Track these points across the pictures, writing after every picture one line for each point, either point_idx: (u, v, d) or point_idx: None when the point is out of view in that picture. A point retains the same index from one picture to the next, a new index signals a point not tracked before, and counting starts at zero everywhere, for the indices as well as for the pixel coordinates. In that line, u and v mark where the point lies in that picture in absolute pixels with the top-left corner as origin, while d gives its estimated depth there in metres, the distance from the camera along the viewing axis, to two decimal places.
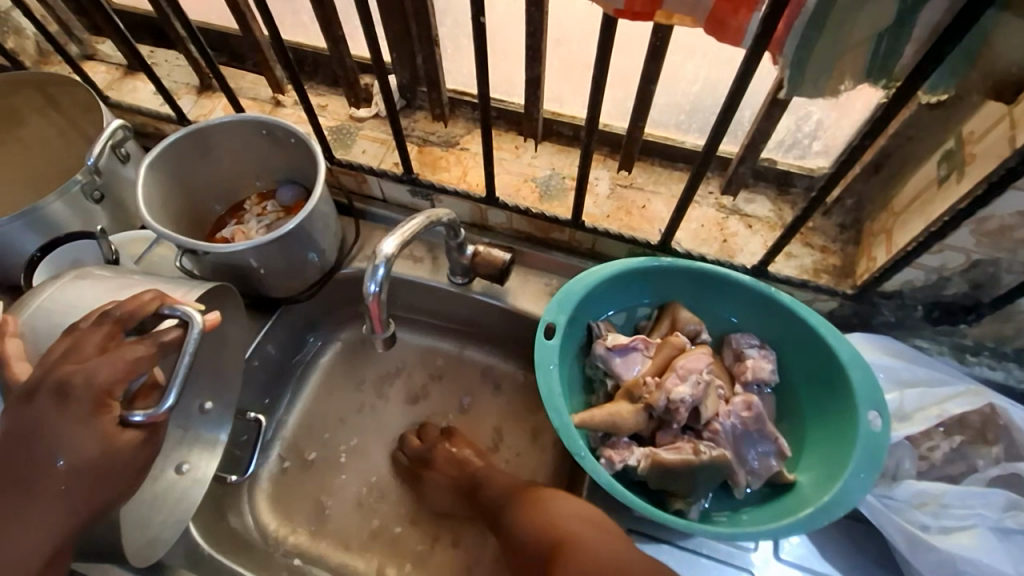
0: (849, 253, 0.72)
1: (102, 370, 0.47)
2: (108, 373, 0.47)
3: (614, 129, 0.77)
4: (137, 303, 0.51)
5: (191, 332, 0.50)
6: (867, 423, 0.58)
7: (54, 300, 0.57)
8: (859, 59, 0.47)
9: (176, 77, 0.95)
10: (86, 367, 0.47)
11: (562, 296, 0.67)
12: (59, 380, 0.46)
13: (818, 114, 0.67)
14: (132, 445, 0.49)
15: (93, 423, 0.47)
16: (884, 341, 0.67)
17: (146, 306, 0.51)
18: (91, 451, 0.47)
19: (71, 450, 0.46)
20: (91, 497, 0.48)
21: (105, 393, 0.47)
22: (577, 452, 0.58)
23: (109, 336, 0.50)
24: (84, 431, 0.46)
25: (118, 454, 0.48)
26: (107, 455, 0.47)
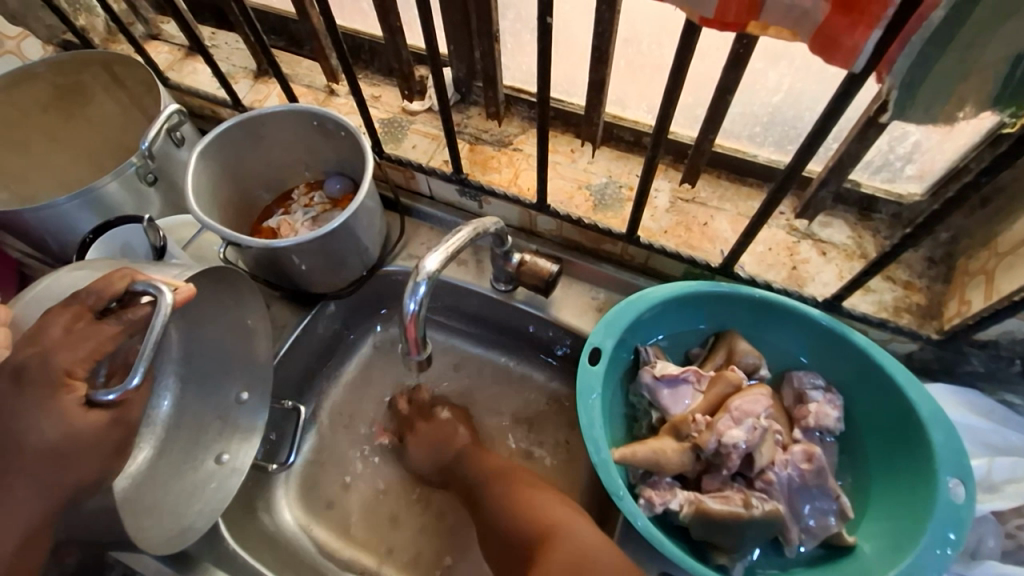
0: (936, 292, 0.64)
1: (60, 352, 0.48)
2: (68, 356, 0.49)
3: (681, 137, 0.71)
4: (106, 284, 0.51)
5: (159, 311, 0.50)
6: (947, 492, 0.52)
7: (54, 288, 0.56)
8: (985, 86, 0.40)
9: (235, 60, 0.95)
10: (42, 351, 0.48)
11: (610, 319, 0.62)
12: (17, 362, 0.48)
13: (915, 136, 0.59)
14: (96, 426, 0.50)
15: (54, 405, 0.48)
16: (971, 396, 0.60)
17: (114, 285, 0.51)
18: (50, 435, 0.48)
19: (33, 434, 0.48)
20: (61, 480, 0.49)
21: (65, 372, 0.49)
22: (615, 492, 0.54)
23: (75, 317, 0.50)
24: (45, 417, 0.48)
25: (82, 433, 0.49)
26: (70, 436, 0.49)
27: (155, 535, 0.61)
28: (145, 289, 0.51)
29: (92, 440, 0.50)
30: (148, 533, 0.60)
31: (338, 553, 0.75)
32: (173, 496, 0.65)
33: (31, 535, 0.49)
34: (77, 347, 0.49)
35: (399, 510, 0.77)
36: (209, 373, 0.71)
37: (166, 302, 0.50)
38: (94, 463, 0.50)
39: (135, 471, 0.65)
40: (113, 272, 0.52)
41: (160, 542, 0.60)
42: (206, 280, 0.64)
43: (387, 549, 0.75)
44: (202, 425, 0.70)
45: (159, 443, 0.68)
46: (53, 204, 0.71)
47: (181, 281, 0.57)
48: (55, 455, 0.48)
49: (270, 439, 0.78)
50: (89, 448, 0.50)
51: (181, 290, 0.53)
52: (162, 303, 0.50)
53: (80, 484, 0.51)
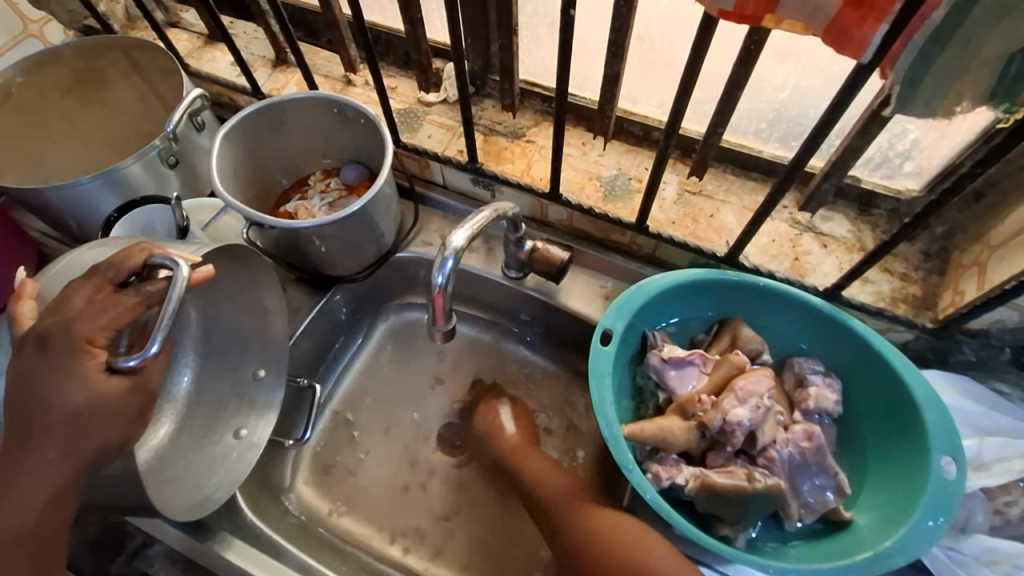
0: (932, 284, 0.67)
1: (82, 320, 0.49)
2: (89, 324, 0.49)
3: (690, 132, 0.74)
4: (124, 257, 0.52)
5: (175, 284, 0.50)
6: (940, 470, 0.55)
7: (77, 263, 0.56)
8: (983, 80, 0.42)
9: (254, 49, 0.97)
10: (66, 319, 0.48)
11: (621, 302, 0.65)
12: (42, 330, 0.48)
13: (915, 133, 0.62)
14: (116, 392, 0.50)
15: (78, 369, 0.48)
16: (964, 382, 0.62)
17: (133, 258, 0.52)
18: (77, 398, 0.48)
19: (58, 397, 0.48)
20: (82, 444, 0.49)
21: (86, 340, 0.49)
22: (624, 466, 0.56)
23: (96, 289, 0.50)
24: (69, 380, 0.48)
25: (106, 398, 0.49)
26: (94, 401, 0.49)
27: (177, 503, 0.62)
28: (163, 263, 0.52)
29: (115, 405, 0.50)
30: (171, 501, 0.62)
31: (351, 528, 0.77)
32: (193, 467, 0.67)
33: (55, 497, 0.50)
34: (96, 317, 0.49)
35: (411, 487, 0.80)
36: (226, 351, 0.72)
37: (182, 275, 0.50)
38: (115, 427, 0.50)
39: (156, 444, 0.67)
40: (131, 247, 0.53)
41: (178, 509, 0.61)
42: (230, 258, 0.65)
43: (397, 526, 0.77)
44: (221, 401, 0.72)
45: (180, 417, 0.70)
46: (77, 183, 0.72)
47: (200, 258, 0.57)
48: (79, 420, 0.48)
49: (286, 417, 0.80)
50: (111, 413, 0.50)
51: (199, 270, 0.53)
52: (179, 276, 0.51)
53: (101, 448, 0.50)
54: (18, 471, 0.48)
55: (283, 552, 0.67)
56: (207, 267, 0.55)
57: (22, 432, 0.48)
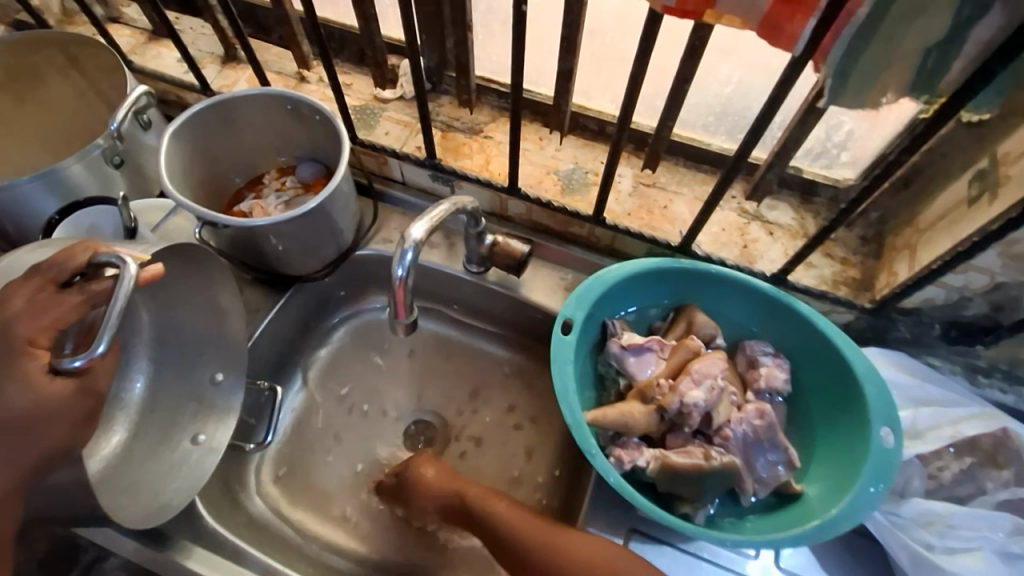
0: (869, 267, 0.71)
1: (22, 320, 0.47)
2: (30, 324, 0.47)
3: (643, 126, 0.76)
4: (67, 257, 0.50)
5: (121, 283, 0.48)
6: (879, 439, 0.58)
7: (17, 264, 0.54)
8: (904, 72, 0.45)
9: (202, 45, 0.94)
10: (5, 319, 0.47)
11: (580, 292, 0.66)
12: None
13: (849, 124, 0.66)
14: (61, 395, 0.48)
15: (18, 372, 0.47)
16: (900, 357, 0.66)
17: (77, 257, 0.50)
18: (18, 404, 0.46)
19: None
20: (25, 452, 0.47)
21: (27, 341, 0.47)
22: (588, 450, 0.58)
23: (36, 289, 0.48)
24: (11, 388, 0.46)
25: (49, 401, 0.47)
26: (38, 405, 0.47)
27: (132, 511, 0.60)
28: (108, 261, 0.50)
29: (60, 409, 0.48)
30: (126, 510, 0.60)
31: (318, 530, 0.76)
32: (148, 476, 0.64)
33: None
34: (38, 316, 0.48)
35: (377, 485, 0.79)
36: (181, 355, 0.70)
37: (130, 273, 0.49)
38: (58, 431, 0.48)
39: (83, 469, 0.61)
40: (74, 245, 0.51)
41: (136, 515, 0.59)
42: (180, 260, 0.64)
43: (365, 525, 0.77)
44: (178, 406, 0.70)
45: (132, 426, 0.68)
46: (14, 184, 0.69)
47: (150, 256, 0.56)
48: (18, 424, 0.46)
49: (248, 421, 0.78)
50: (56, 417, 0.48)
51: (149, 268, 0.52)
52: (127, 275, 0.49)
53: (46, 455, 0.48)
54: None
55: (247, 556, 0.66)
56: (156, 265, 0.53)
57: None
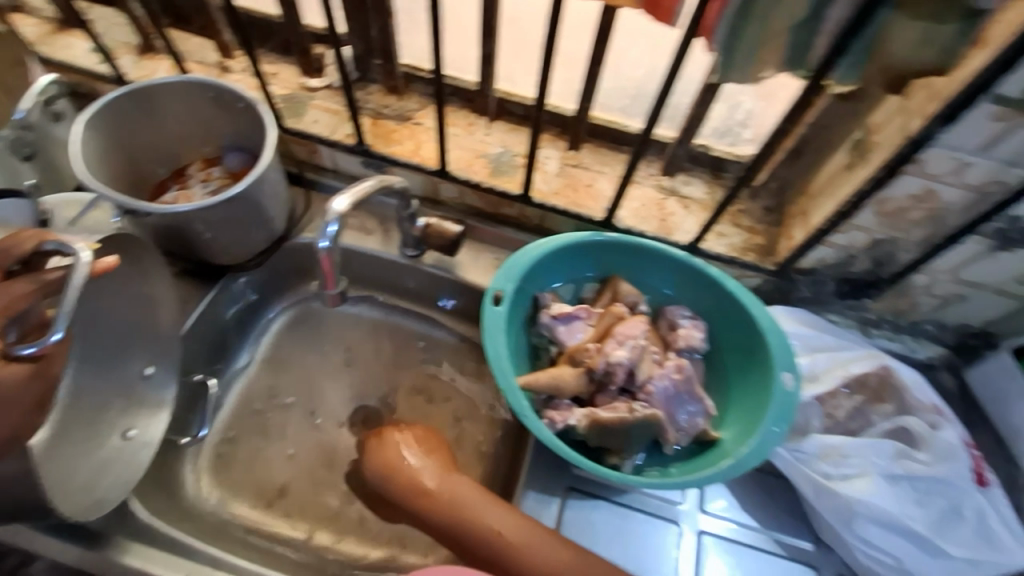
0: (773, 234, 0.78)
1: None
2: None
3: (563, 110, 0.80)
4: (14, 243, 0.49)
5: (76, 271, 0.47)
6: (781, 383, 0.64)
7: None
8: (780, 48, 0.51)
9: (116, 35, 0.91)
10: None
11: (509, 266, 0.70)
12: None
13: (746, 102, 0.78)
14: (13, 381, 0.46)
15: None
16: (800, 312, 0.73)
17: (24, 244, 0.49)
18: None
19: None
20: None
21: None
22: (520, 411, 0.61)
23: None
24: None
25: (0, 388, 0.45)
26: None
27: (69, 503, 0.57)
28: (56, 249, 0.49)
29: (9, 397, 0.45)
30: (65, 499, 0.57)
31: (262, 519, 0.76)
32: (77, 470, 0.61)
33: None
34: None
35: (321, 472, 0.79)
36: (104, 349, 0.67)
37: (83, 261, 0.48)
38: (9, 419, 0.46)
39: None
40: (20, 234, 0.50)
41: (76, 509, 0.58)
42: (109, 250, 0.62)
43: (308, 512, 0.77)
44: (102, 403, 0.66)
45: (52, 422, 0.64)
46: None
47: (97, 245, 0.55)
48: None
49: (180, 412, 0.77)
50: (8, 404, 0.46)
51: (103, 260, 0.50)
52: (80, 262, 0.48)
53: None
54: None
55: (193, 550, 0.65)
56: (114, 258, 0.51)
57: None
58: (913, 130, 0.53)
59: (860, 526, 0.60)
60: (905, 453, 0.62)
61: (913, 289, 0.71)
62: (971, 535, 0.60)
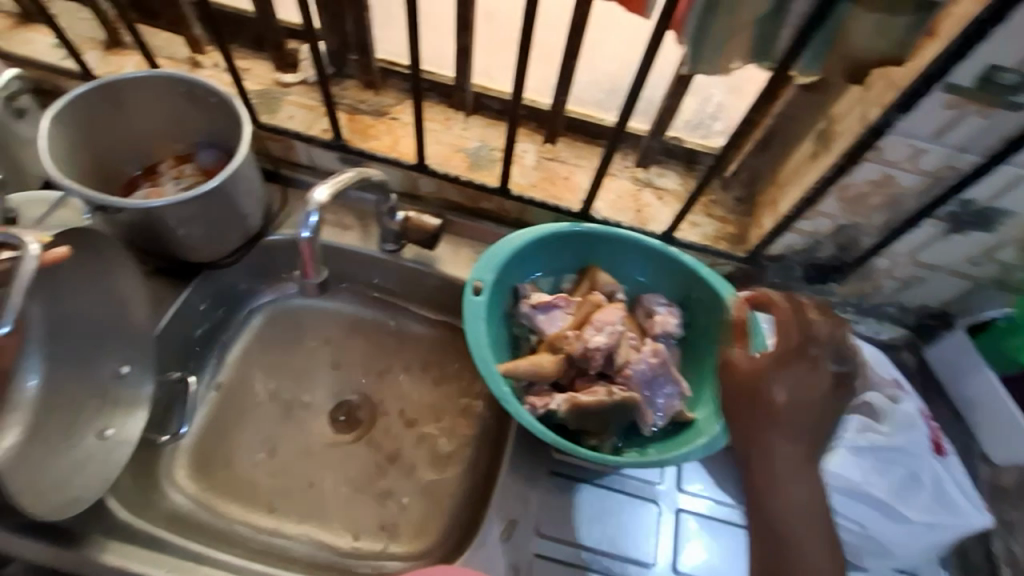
0: (744, 223, 0.81)
1: None
2: None
3: (541, 104, 0.82)
4: None
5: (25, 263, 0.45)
6: (752, 363, 0.66)
7: None
8: (746, 39, 0.53)
9: (80, 30, 0.89)
10: None
11: (488, 257, 0.71)
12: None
13: (717, 95, 0.80)
14: None
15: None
16: (768, 296, 0.76)
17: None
18: None
19: None
20: None
21: None
22: (502, 397, 0.62)
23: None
24: None
25: None
26: None
27: (44, 504, 0.57)
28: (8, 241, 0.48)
29: None
30: (37, 504, 0.57)
31: (242, 518, 0.75)
32: (54, 472, 0.61)
33: None
34: None
35: (303, 467, 0.79)
36: (76, 350, 0.66)
37: (33, 252, 0.46)
38: None
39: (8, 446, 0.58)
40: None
41: (49, 509, 0.57)
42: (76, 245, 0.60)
43: (290, 508, 0.76)
44: (78, 405, 0.65)
45: (29, 425, 0.61)
46: None
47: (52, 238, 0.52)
48: None
49: (160, 410, 0.76)
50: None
51: (52, 251, 0.51)
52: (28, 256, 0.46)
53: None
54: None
55: (167, 543, 0.65)
56: (61, 248, 0.52)
57: None
58: (873, 118, 0.56)
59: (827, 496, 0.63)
60: (870, 426, 0.64)
61: (876, 273, 0.74)
62: (929, 499, 0.63)
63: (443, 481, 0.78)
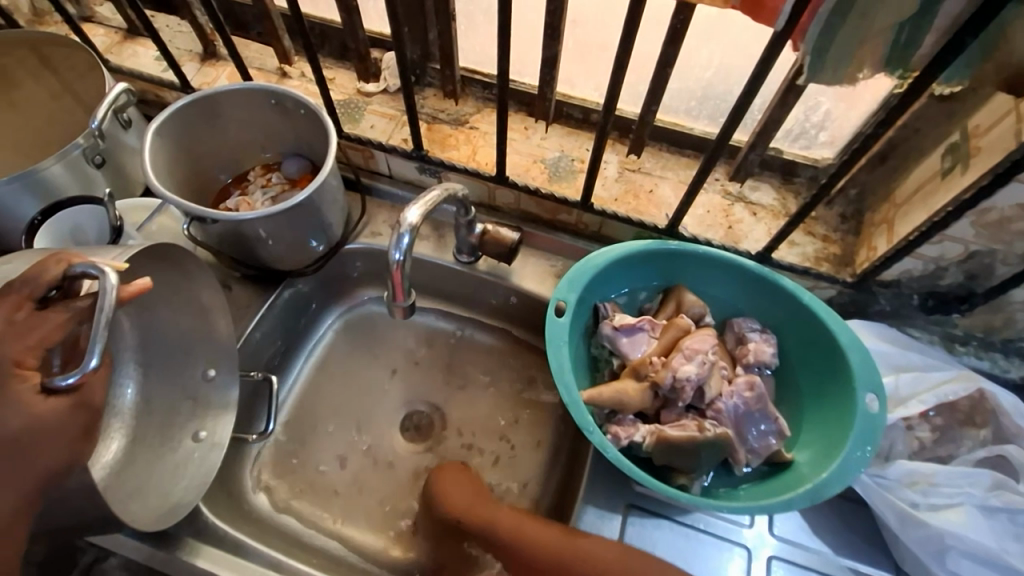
0: (849, 243, 0.74)
1: (9, 341, 0.45)
2: (15, 345, 0.45)
3: (627, 114, 0.78)
4: (39, 271, 0.47)
5: (104, 294, 0.46)
6: (865, 405, 0.60)
7: None
8: (877, 49, 0.47)
9: (179, 43, 0.93)
10: None
11: (571, 276, 0.68)
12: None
13: (826, 105, 0.68)
14: (57, 413, 0.46)
15: (9, 396, 0.44)
16: (880, 327, 0.69)
17: (49, 271, 0.47)
18: (12, 424, 0.44)
19: None
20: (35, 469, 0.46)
21: (15, 362, 0.45)
22: (586, 428, 0.59)
23: (15, 307, 0.46)
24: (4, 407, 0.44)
25: (47, 421, 0.46)
26: (35, 426, 0.45)
27: (142, 514, 0.60)
28: (84, 272, 0.48)
29: (57, 427, 0.46)
30: (136, 513, 0.59)
31: (316, 525, 0.76)
32: (154, 478, 0.64)
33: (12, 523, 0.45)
34: (23, 336, 0.45)
35: (375, 477, 0.79)
36: (172, 354, 0.69)
37: (110, 285, 0.47)
38: (59, 448, 0.47)
39: (111, 459, 0.65)
40: (45, 258, 0.48)
41: (150, 520, 0.59)
42: (154, 261, 0.62)
43: (362, 518, 0.77)
44: (173, 408, 0.69)
45: (130, 432, 0.67)
46: None
47: (123, 262, 0.54)
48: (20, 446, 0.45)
49: (244, 413, 0.78)
50: (50, 435, 0.46)
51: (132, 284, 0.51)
52: (107, 286, 0.47)
53: (48, 471, 0.47)
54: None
55: (252, 551, 0.66)
56: (141, 280, 0.52)
57: None
58: None
59: (952, 559, 0.58)
60: (1003, 485, 0.57)
61: (1011, 305, 0.65)
62: None
63: (513, 502, 0.77)
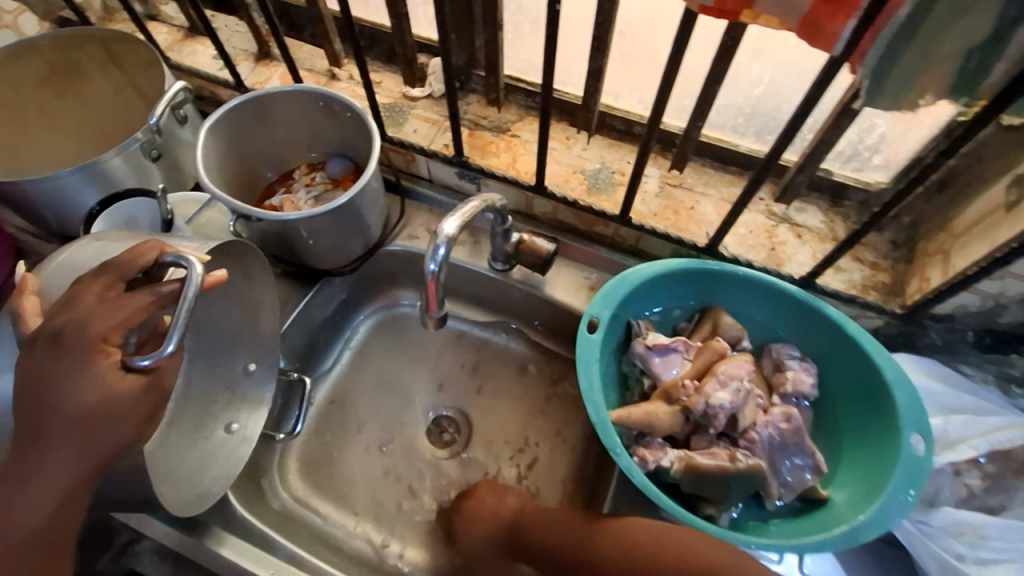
0: (900, 272, 0.70)
1: (96, 320, 0.46)
2: (104, 323, 0.46)
3: (671, 127, 0.76)
4: (136, 255, 0.49)
5: (189, 282, 0.47)
6: (910, 447, 0.57)
7: (77, 259, 0.53)
8: (944, 74, 0.45)
9: (236, 43, 0.97)
10: (81, 318, 0.45)
11: (606, 292, 0.67)
12: (54, 328, 0.45)
13: (882, 127, 0.65)
14: (132, 392, 0.47)
15: (91, 369, 0.45)
16: (930, 364, 0.65)
17: (144, 256, 0.49)
18: (89, 399, 0.45)
19: (70, 397, 0.45)
20: (97, 448, 0.47)
21: (101, 339, 0.46)
22: (613, 449, 0.58)
23: (107, 286, 0.47)
24: (83, 380, 0.45)
25: (119, 398, 0.46)
26: (104, 402, 0.46)
27: (175, 497, 0.62)
28: (173, 260, 0.49)
29: (126, 406, 0.47)
30: (172, 496, 0.61)
31: (339, 522, 0.77)
32: (187, 464, 0.66)
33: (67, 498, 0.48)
34: (111, 315, 0.46)
35: (396, 480, 0.80)
36: (212, 347, 0.71)
37: (196, 273, 0.47)
38: (126, 428, 0.47)
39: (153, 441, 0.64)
40: (142, 245, 0.50)
41: (181, 502, 0.61)
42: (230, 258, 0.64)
43: (383, 519, 0.77)
44: (209, 397, 0.71)
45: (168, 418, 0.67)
46: (56, 176, 0.70)
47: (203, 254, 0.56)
48: (93, 420, 0.46)
49: (277, 409, 0.80)
50: (125, 414, 0.47)
51: (212, 273, 0.50)
52: (193, 274, 0.48)
53: (113, 449, 0.48)
54: (28, 469, 0.46)
55: (274, 543, 0.67)
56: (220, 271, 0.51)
57: (35, 430, 0.45)
58: None
59: None
60: None
61: None
62: None
63: None
